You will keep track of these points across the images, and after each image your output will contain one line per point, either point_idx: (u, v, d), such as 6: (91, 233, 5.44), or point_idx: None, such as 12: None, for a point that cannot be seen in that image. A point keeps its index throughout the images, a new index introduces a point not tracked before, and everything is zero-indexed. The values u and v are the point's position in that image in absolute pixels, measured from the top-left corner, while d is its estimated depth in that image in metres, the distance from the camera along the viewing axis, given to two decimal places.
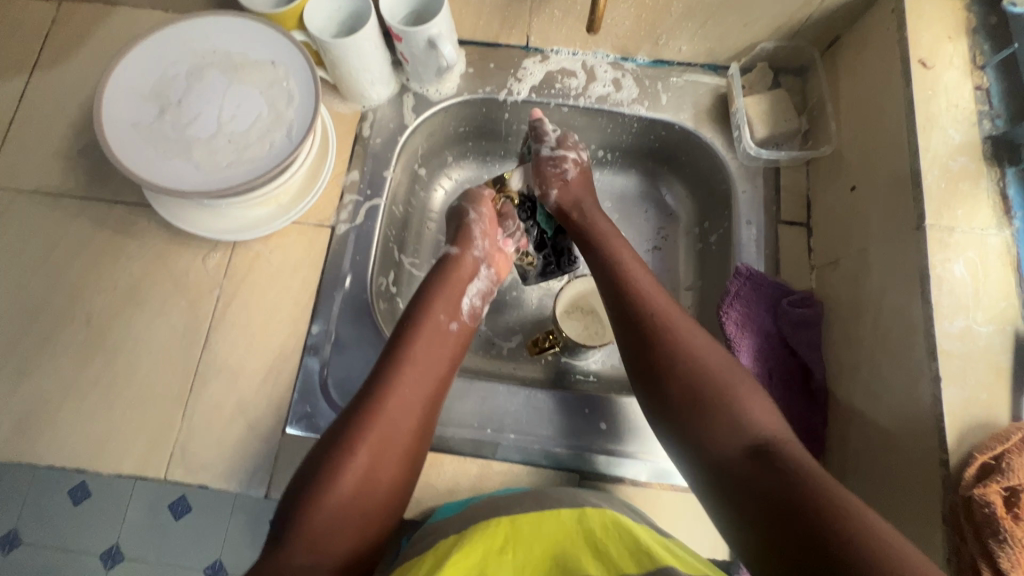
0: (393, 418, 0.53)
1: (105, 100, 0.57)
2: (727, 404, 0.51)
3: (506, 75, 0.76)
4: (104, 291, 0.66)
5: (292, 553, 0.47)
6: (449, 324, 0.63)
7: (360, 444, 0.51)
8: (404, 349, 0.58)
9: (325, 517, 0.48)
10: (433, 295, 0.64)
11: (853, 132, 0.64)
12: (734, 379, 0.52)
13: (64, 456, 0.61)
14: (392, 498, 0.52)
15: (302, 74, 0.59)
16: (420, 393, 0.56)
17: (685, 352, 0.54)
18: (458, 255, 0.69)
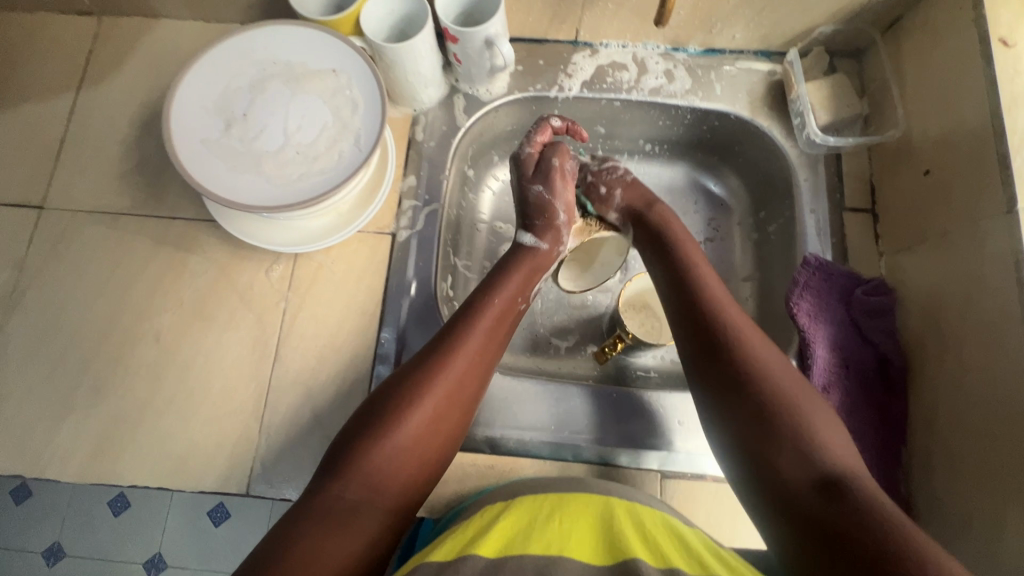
0: (458, 375, 0.53)
1: (172, 117, 0.56)
2: (805, 426, 0.48)
3: (556, 71, 0.75)
4: (169, 309, 0.66)
5: (345, 488, 0.46)
6: (519, 303, 0.61)
7: (425, 396, 0.51)
8: (476, 314, 0.57)
9: (383, 460, 0.48)
10: (504, 278, 0.61)
11: (924, 115, 0.63)
12: (802, 397, 0.50)
13: (145, 476, 0.61)
14: (444, 452, 0.52)
15: (365, 81, 0.59)
16: (482, 361, 0.55)
17: (777, 389, 0.50)
18: (546, 248, 0.66)
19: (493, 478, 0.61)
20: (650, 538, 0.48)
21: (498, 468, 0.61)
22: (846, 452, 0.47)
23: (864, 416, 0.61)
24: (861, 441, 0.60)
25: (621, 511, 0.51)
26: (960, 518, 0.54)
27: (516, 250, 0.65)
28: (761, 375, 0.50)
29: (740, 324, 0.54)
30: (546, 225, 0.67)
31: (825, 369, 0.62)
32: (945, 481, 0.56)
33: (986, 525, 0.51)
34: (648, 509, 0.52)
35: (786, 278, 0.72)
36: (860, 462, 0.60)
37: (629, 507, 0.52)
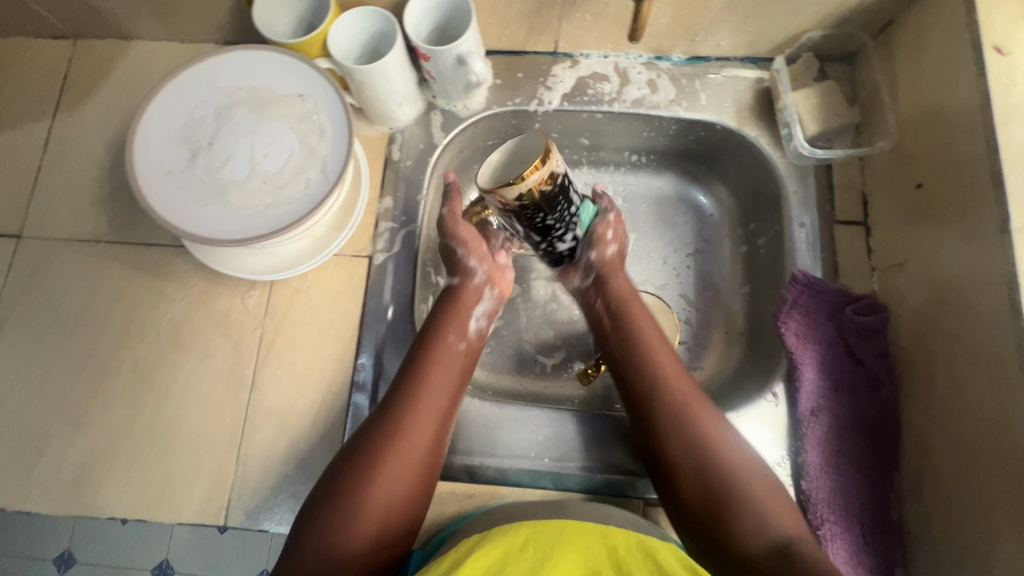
0: (414, 428, 0.54)
1: (136, 149, 0.55)
2: (742, 503, 0.52)
3: (535, 84, 0.73)
4: (147, 337, 0.66)
5: (315, 550, 0.48)
6: (459, 343, 0.60)
7: (386, 451, 0.52)
8: (418, 372, 0.57)
9: (349, 519, 0.50)
10: (445, 320, 0.61)
11: (917, 126, 0.60)
12: (740, 469, 0.53)
13: (124, 507, 0.61)
14: (414, 503, 0.53)
15: (332, 106, 0.58)
16: (433, 415, 0.55)
17: (700, 441, 0.54)
18: (460, 282, 0.64)
19: (471, 508, 0.60)
20: (624, 565, 0.45)
21: (477, 498, 0.60)
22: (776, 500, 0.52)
23: (854, 441, 0.59)
24: (850, 468, 0.58)
25: (594, 534, 0.49)
26: (952, 547, 0.51)
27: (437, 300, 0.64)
28: (702, 452, 0.54)
29: (683, 395, 0.57)
30: (453, 260, 0.65)
31: (812, 392, 0.60)
32: (935, 508, 0.54)
33: (979, 557, 0.49)
34: (621, 531, 0.49)
35: (775, 293, 0.69)
36: (849, 489, 0.58)
37: (603, 529, 0.49)
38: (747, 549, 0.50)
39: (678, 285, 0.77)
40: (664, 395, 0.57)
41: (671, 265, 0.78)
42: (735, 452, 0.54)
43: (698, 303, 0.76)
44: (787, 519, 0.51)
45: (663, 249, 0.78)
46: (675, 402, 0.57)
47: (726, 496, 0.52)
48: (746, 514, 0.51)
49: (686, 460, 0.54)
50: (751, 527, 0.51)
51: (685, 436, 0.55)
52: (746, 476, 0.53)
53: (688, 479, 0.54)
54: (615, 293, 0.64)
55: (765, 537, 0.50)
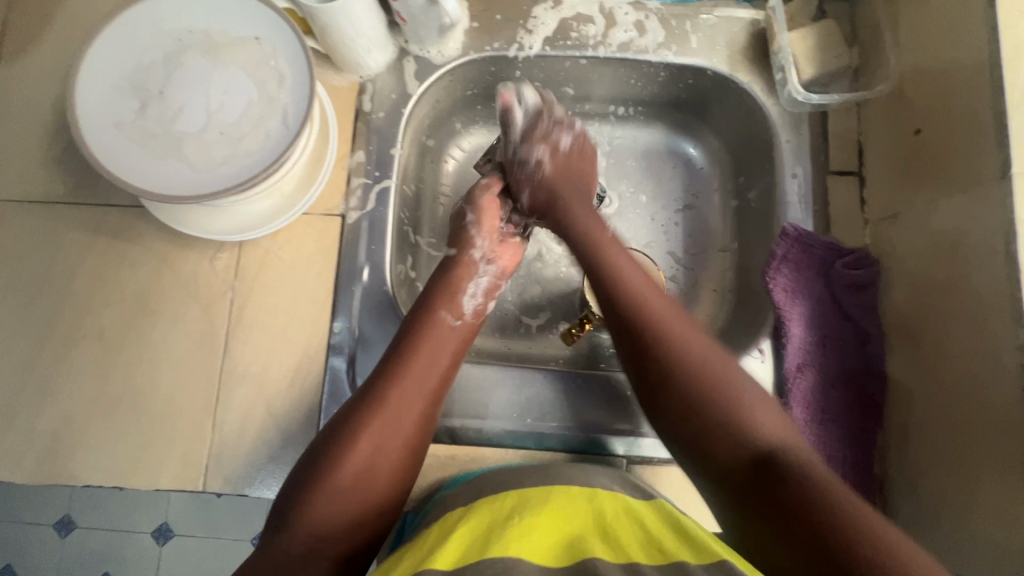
0: (396, 412, 0.51)
1: (79, 100, 0.51)
2: (730, 406, 0.48)
3: (514, 26, 0.68)
4: (112, 303, 0.63)
5: (287, 539, 0.46)
6: (452, 320, 0.58)
7: (364, 439, 0.49)
8: (409, 347, 0.55)
9: (323, 507, 0.47)
10: (440, 294, 0.60)
11: (920, 66, 0.57)
12: (721, 376, 0.49)
13: (100, 476, 0.60)
14: (396, 490, 0.51)
15: (292, 51, 0.53)
16: (423, 391, 0.53)
17: (680, 357, 0.51)
18: (457, 258, 0.63)
19: (453, 470, 0.59)
20: (610, 531, 0.44)
21: (458, 461, 0.60)
22: (770, 411, 0.48)
23: (839, 395, 0.58)
24: (835, 422, 0.58)
25: (581, 498, 0.47)
26: (928, 500, 0.52)
27: (437, 276, 0.62)
28: (683, 360, 0.50)
29: (664, 318, 0.53)
30: (459, 235, 0.64)
31: (800, 348, 0.59)
32: (917, 460, 0.54)
33: (954, 503, 0.49)
34: (608, 492, 0.48)
35: (764, 250, 0.67)
36: (832, 444, 0.57)
37: (590, 491, 0.48)
38: (724, 463, 0.46)
39: (666, 242, 0.74)
40: (642, 305, 0.54)
41: (658, 221, 0.75)
42: (720, 361, 0.51)
43: (686, 261, 0.74)
44: (776, 428, 0.47)
45: (650, 205, 0.75)
46: (654, 325, 0.52)
47: (699, 413, 0.48)
48: (721, 427, 0.47)
49: (660, 361, 0.51)
50: (734, 436, 0.47)
51: (682, 361, 0.50)
52: (693, 370, 0.50)
53: (671, 399, 0.50)
54: (585, 236, 0.61)
55: (749, 445, 0.46)
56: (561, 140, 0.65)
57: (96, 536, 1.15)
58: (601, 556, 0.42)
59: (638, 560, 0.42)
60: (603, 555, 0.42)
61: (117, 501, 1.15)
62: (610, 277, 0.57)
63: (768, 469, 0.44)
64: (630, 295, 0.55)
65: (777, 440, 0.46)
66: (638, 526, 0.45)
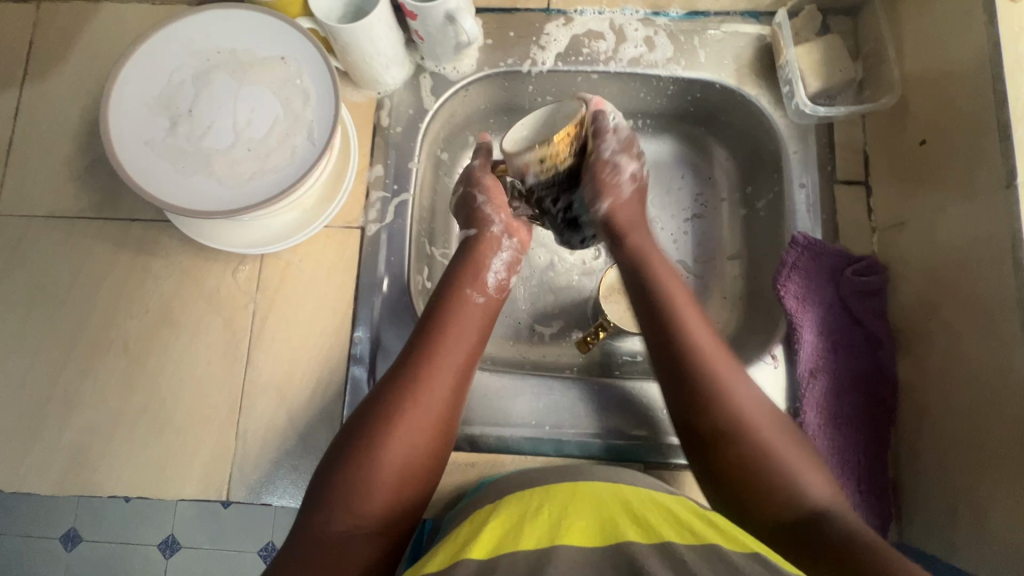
0: (429, 387, 0.52)
1: (110, 119, 0.53)
2: (779, 464, 0.48)
3: (527, 43, 0.70)
4: (136, 315, 0.64)
5: (331, 521, 0.46)
6: (476, 297, 0.60)
7: (401, 416, 0.50)
8: (437, 324, 0.56)
9: (366, 482, 0.48)
10: (462, 273, 0.61)
11: (923, 79, 0.59)
12: (762, 421, 0.50)
13: (125, 486, 0.61)
14: (432, 466, 0.51)
15: (317, 69, 0.55)
16: (454, 366, 0.54)
17: (732, 409, 0.50)
18: (477, 235, 0.63)
19: (473, 477, 0.60)
20: (641, 518, 0.44)
21: (478, 468, 0.61)
22: (809, 467, 0.49)
23: (852, 400, 0.60)
24: (849, 427, 0.59)
25: (607, 492, 0.48)
26: (942, 501, 0.53)
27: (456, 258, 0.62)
28: (754, 441, 0.49)
29: (719, 369, 0.51)
30: (472, 214, 0.63)
31: (811, 354, 0.61)
32: (930, 461, 0.55)
33: (968, 503, 0.50)
34: (633, 488, 0.50)
35: (774, 258, 0.69)
36: (846, 448, 0.58)
37: (616, 488, 0.49)
38: (774, 516, 0.47)
39: (676, 250, 0.75)
40: (682, 339, 0.52)
41: (669, 231, 0.76)
42: (754, 400, 0.51)
43: (696, 269, 0.75)
44: (813, 480, 0.48)
45: (660, 214, 0.76)
46: (697, 350, 0.52)
47: (749, 445, 0.49)
48: (776, 481, 0.48)
49: (718, 421, 0.50)
50: (789, 504, 0.47)
51: (723, 412, 0.50)
52: (735, 406, 0.50)
53: (718, 447, 0.50)
54: (643, 266, 0.57)
55: (795, 505, 0.47)
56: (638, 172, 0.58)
57: (103, 549, 1.15)
58: (632, 535, 0.42)
59: (671, 539, 0.42)
60: (634, 535, 0.42)
61: (125, 514, 1.15)
62: (643, 275, 0.56)
63: (813, 529, 0.46)
64: (686, 336, 0.52)
65: (817, 495, 0.47)
66: (666, 516, 0.45)
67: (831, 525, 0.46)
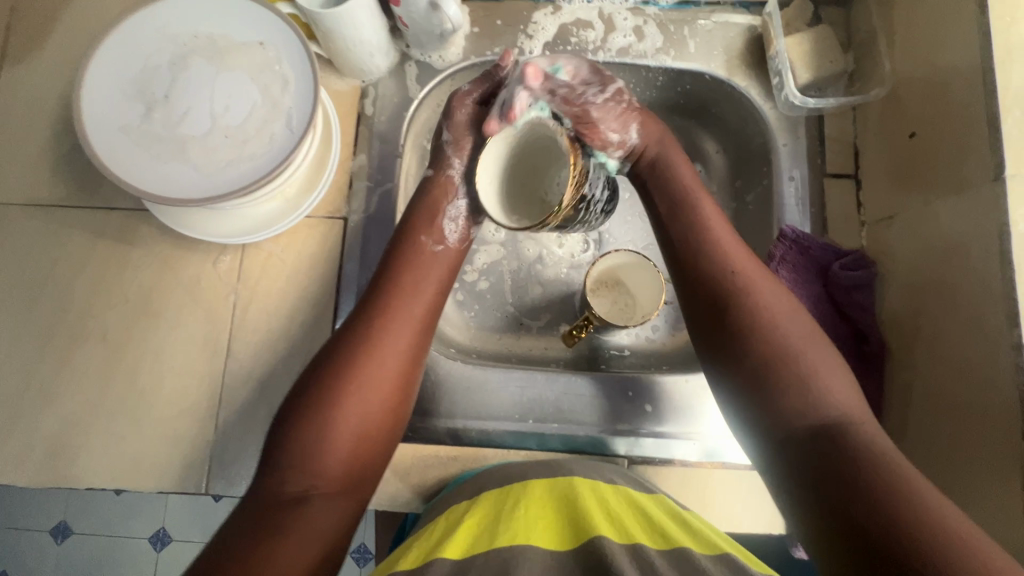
0: (380, 342, 0.52)
1: (84, 104, 0.51)
2: (804, 376, 0.47)
3: (515, 31, 0.69)
4: (115, 306, 0.63)
5: (283, 481, 0.47)
6: (431, 245, 0.59)
7: (348, 373, 0.50)
8: (388, 280, 0.56)
9: (316, 439, 0.48)
10: (418, 219, 0.60)
11: (914, 70, 0.58)
12: (794, 339, 0.49)
13: (102, 478, 0.60)
14: (387, 422, 0.51)
15: (296, 54, 0.54)
16: (406, 319, 0.54)
17: (759, 314, 0.50)
18: (433, 177, 0.62)
19: (456, 470, 0.60)
20: (617, 518, 0.44)
21: (461, 462, 0.60)
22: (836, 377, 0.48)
23: None
24: None
25: (585, 489, 0.47)
26: None
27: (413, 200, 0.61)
28: (779, 339, 0.49)
29: (746, 275, 0.52)
30: (436, 154, 0.63)
31: None
32: (913, 456, 0.54)
33: (953, 499, 0.50)
34: (610, 484, 0.48)
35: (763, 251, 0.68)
36: None
37: (592, 483, 0.48)
38: (790, 425, 0.46)
39: None
40: (712, 256, 0.53)
41: None
42: (796, 323, 0.50)
43: None
44: (842, 396, 0.47)
45: None
46: (726, 267, 0.52)
47: (767, 350, 0.49)
48: (793, 386, 0.47)
49: (740, 318, 0.50)
50: (808, 407, 0.46)
51: (750, 319, 0.50)
52: (768, 318, 0.50)
53: (742, 355, 0.49)
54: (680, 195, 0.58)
55: (814, 416, 0.46)
56: (628, 138, 0.60)
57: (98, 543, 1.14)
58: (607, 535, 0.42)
59: (644, 544, 0.42)
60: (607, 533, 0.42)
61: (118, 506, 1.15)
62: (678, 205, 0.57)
63: (830, 442, 0.44)
64: (701, 245, 0.54)
65: (842, 412, 0.46)
66: (641, 519, 0.45)
67: (854, 439, 0.44)
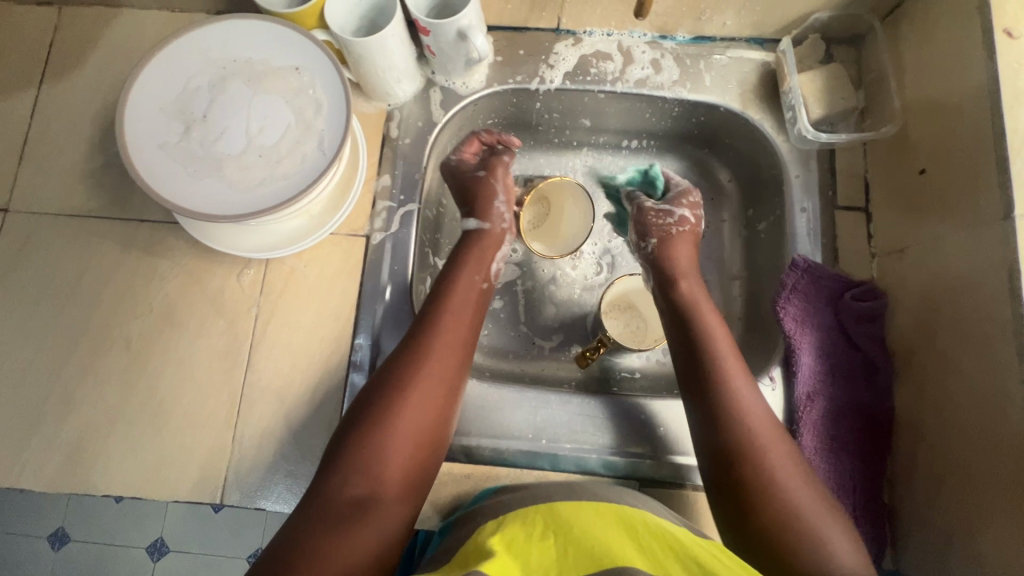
0: (440, 360, 0.57)
1: (126, 123, 0.54)
2: (808, 521, 0.48)
3: (537, 61, 0.71)
4: (140, 315, 0.65)
5: (345, 484, 0.49)
6: (481, 283, 0.64)
7: (414, 386, 0.55)
8: (442, 304, 0.60)
9: (380, 446, 0.51)
10: (463, 258, 0.65)
11: (924, 109, 0.60)
12: (797, 483, 0.51)
13: (119, 486, 0.61)
14: (439, 436, 0.55)
15: (330, 80, 0.56)
16: (460, 341, 0.59)
17: (766, 453, 0.52)
18: (489, 228, 0.68)
19: (468, 489, 0.60)
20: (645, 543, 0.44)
21: (473, 480, 0.61)
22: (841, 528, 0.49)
23: (849, 425, 0.60)
24: (845, 450, 0.59)
25: (611, 515, 0.48)
26: (937, 531, 0.53)
27: (464, 241, 0.67)
28: (779, 476, 0.51)
29: (752, 413, 0.54)
30: (483, 205, 0.68)
31: (809, 377, 0.61)
32: (926, 488, 0.55)
33: (962, 533, 0.50)
34: (635, 511, 0.49)
35: (774, 279, 0.69)
36: (842, 472, 0.59)
37: (617, 510, 0.49)
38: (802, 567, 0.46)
39: None
40: (723, 384, 0.56)
41: None
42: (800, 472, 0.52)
43: None
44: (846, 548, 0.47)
45: None
46: (735, 403, 0.55)
47: (775, 495, 0.50)
48: (805, 534, 0.48)
49: (749, 457, 0.52)
50: (817, 566, 0.46)
51: (757, 463, 0.52)
52: (775, 462, 0.52)
53: (754, 499, 0.50)
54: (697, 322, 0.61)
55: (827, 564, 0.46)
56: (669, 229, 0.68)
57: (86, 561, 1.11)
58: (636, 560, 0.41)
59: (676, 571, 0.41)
60: (637, 559, 0.41)
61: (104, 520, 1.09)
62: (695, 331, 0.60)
63: None
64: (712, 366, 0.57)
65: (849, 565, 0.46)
66: (668, 542, 0.45)
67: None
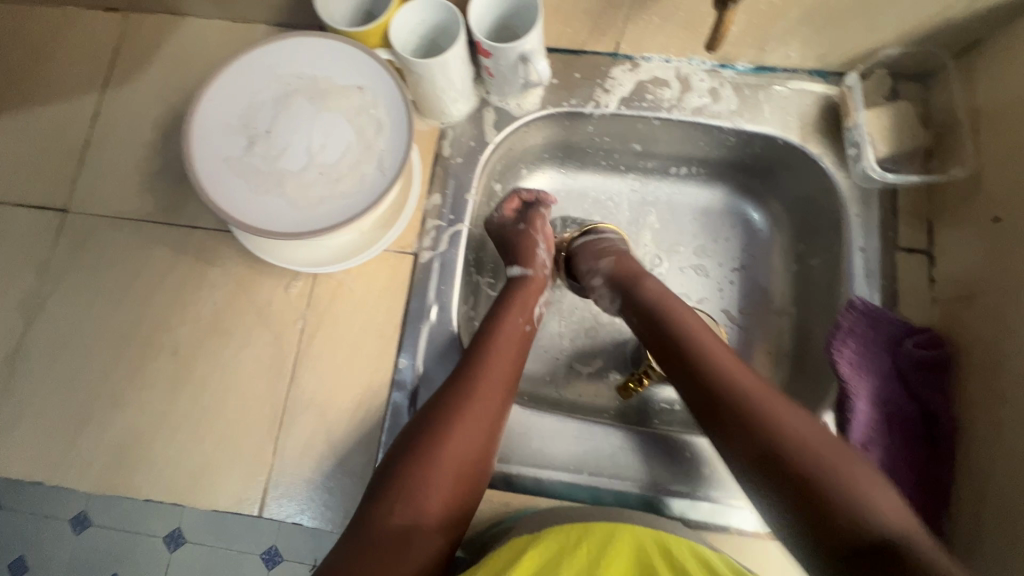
0: (484, 395, 0.56)
1: (193, 135, 0.54)
2: (842, 479, 0.45)
3: (592, 85, 0.70)
4: (188, 321, 0.65)
5: (388, 515, 0.49)
6: (526, 326, 0.63)
7: (456, 421, 0.53)
8: (489, 343, 0.60)
9: (422, 480, 0.50)
10: (510, 302, 0.64)
11: (1000, 154, 0.58)
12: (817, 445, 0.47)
13: (160, 489, 0.61)
14: (478, 475, 0.53)
15: (392, 101, 0.56)
16: (503, 380, 0.58)
17: (769, 421, 0.49)
18: (533, 275, 0.67)
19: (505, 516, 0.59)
20: None
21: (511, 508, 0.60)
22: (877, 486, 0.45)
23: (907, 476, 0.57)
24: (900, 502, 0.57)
25: (654, 547, 0.48)
26: None
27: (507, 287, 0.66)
28: (788, 441, 0.48)
29: (744, 384, 0.52)
30: (523, 253, 0.68)
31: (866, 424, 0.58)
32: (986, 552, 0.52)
33: None
34: (675, 536, 0.50)
35: (827, 319, 0.67)
36: None
37: (657, 535, 0.49)
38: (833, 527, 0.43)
39: (721, 300, 0.76)
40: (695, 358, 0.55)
41: (714, 279, 0.76)
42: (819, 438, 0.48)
43: (741, 320, 0.75)
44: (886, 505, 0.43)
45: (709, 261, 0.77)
46: (719, 378, 0.53)
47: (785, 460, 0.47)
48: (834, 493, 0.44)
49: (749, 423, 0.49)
50: (849, 522, 0.43)
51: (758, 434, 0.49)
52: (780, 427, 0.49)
53: (759, 462, 0.48)
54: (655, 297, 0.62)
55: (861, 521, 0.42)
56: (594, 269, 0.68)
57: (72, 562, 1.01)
58: None
59: None
60: None
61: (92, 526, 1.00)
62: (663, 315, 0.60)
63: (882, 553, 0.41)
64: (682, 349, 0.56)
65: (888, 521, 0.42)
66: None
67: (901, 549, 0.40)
